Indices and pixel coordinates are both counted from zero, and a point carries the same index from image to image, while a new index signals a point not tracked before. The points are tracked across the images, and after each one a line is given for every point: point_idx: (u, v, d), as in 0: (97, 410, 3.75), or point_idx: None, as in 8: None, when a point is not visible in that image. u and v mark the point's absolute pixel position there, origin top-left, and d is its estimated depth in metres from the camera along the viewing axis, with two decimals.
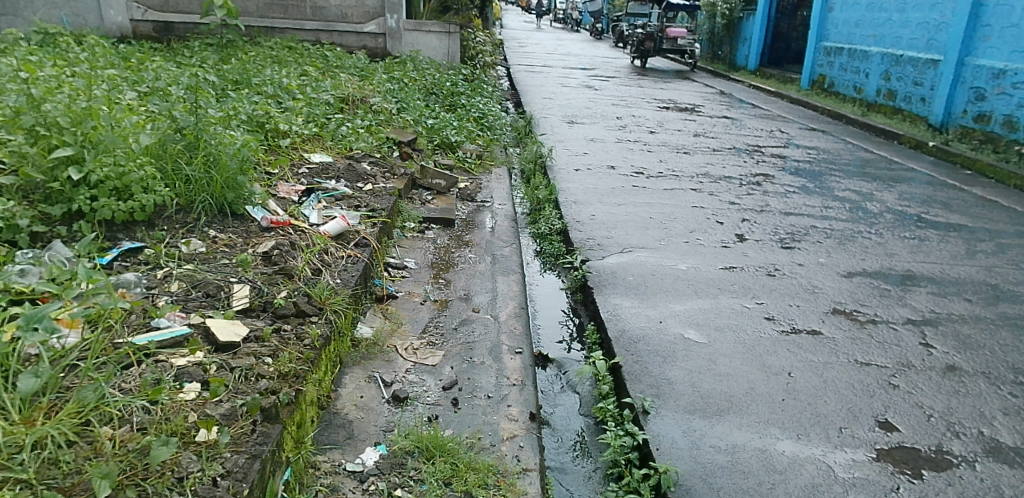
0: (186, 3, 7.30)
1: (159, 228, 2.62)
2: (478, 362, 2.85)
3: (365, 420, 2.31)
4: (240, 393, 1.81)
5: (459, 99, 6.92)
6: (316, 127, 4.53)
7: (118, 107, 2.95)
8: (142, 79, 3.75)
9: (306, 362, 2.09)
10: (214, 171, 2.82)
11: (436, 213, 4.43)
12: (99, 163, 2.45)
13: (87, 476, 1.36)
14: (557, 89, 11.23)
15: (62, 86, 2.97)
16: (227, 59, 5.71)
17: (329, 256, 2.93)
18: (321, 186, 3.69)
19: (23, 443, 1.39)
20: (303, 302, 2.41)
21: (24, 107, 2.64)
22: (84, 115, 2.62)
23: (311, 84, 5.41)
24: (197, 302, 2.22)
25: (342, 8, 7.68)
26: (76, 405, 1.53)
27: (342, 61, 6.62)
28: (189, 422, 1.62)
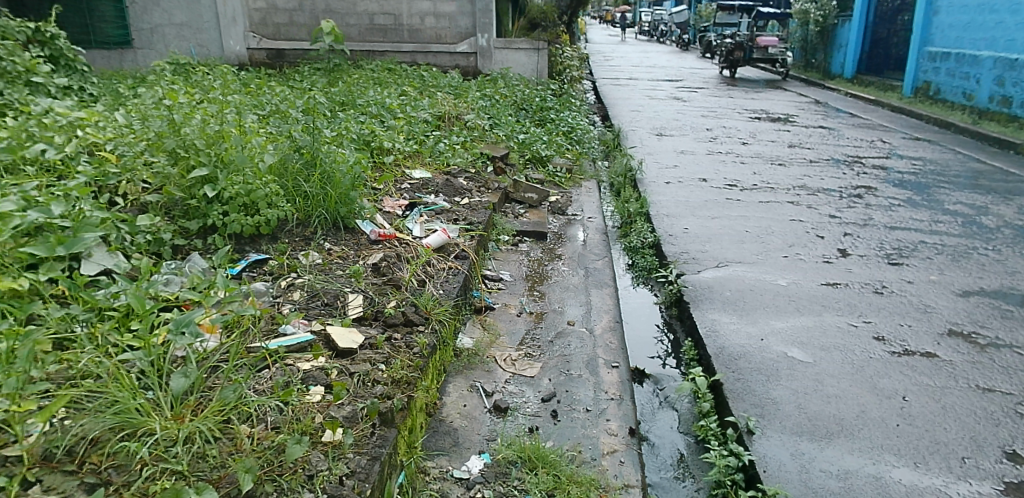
0: (296, 31, 7.83)
1: (280, 241, 2.81)
2: (575, 375, 2.85)
3: (469, 429, 2.37)
4: (359, 397, 1.91)
5: (549, 114, 6.99)
6: (415, 144, 4.72)
7: (245, 129, 3.21)
8: (262, 102, 4.06)
9: (416, 369, 2.18)
10: (329, 188, 3.01)
11: (529, 227, 4.48)
12: (231, 182, 2.70)
13: (232, 470, 1.46)
14: (645, 102, 11.13)
15: (198, 111, 3.27)
16: (334, 82, 6.05)
17: (432, 267, 3.04)
18: (422, 201, 3.83)
19: (176, 438, 1.50)
20: (411, 312, 2.52)
21: (167, 133, 2.94)
22: (216, 138, 2.90)
23: (411, 104, 5.64)
24: (317, 310, 2.37)
25: (437, 30, 7.97)
26: (219, 404, 1.65)
27: (438, 80, 6.86)
28: (317, 423, 1.72)
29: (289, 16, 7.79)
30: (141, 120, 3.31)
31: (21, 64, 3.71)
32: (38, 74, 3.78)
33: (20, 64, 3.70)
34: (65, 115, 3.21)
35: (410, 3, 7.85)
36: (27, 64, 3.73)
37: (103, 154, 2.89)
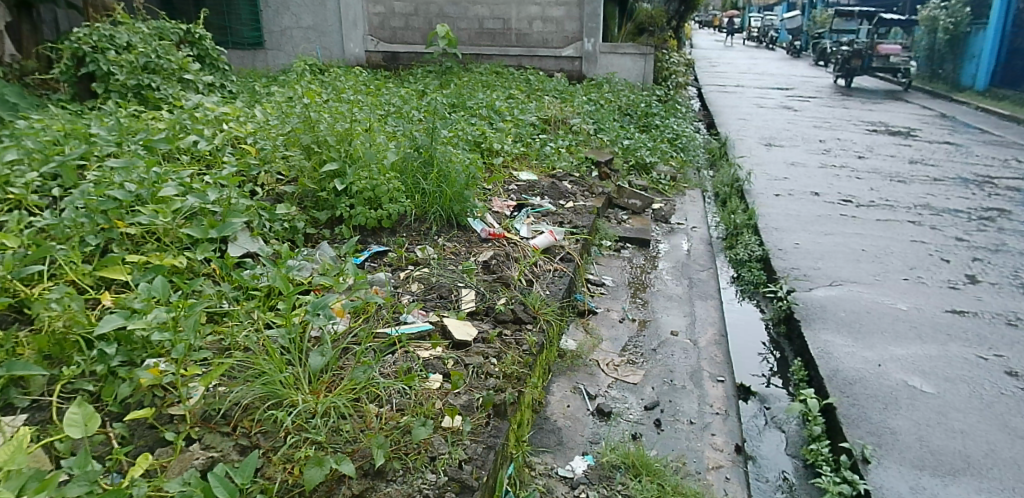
0: (411, 34, 8.06)
1: (399, 235, 2.95)
2: (679, 386, 2.81)
3: (573, 429, 2.40)
4: (474, 388, 1.98)
5: (654, 120, 6.89)
6: (523, 146, 4.79)
7: (371, 127, 3.40)
8: (384, 102, 4.26)
9: (525, 366, 2.23)
10: (445, 186, 3.13)
11: (632, 233, 4.43)
12: (358, 177, 2.89)
13: (365, 445, 1.57)
14: (754, 110, 10.73)
15: (330, 109, 3.49)
16: (446, 84, 6.25)
17: (539, 268, 3.08)
18: (529, 202, 3.89)
19: (315, 411, 1.62)
20: (520, 309, 2.57)
21: (303, 131, 3.18)
22: (345, 136, 3.11)
23: (518, 107, 5.74)
24: (433, 302, 2.48)
25: (544, 34, 7.98)
26: (351, 383, 1.77)
27: (544, 84, 6.92)
28: (437, 409, 1.81)
29: (405, 20, 8.01)
30: (277, 118, 3.56)
31: (175, 62, 4.06)
32: (189, 71, 4.12)
33: (174, 63, 4.05)
34: (213, 110, 3.49)
35: (519, 8, 7.92)
36: (180, 62, 4.08)
37: (244, 147, 3.13)
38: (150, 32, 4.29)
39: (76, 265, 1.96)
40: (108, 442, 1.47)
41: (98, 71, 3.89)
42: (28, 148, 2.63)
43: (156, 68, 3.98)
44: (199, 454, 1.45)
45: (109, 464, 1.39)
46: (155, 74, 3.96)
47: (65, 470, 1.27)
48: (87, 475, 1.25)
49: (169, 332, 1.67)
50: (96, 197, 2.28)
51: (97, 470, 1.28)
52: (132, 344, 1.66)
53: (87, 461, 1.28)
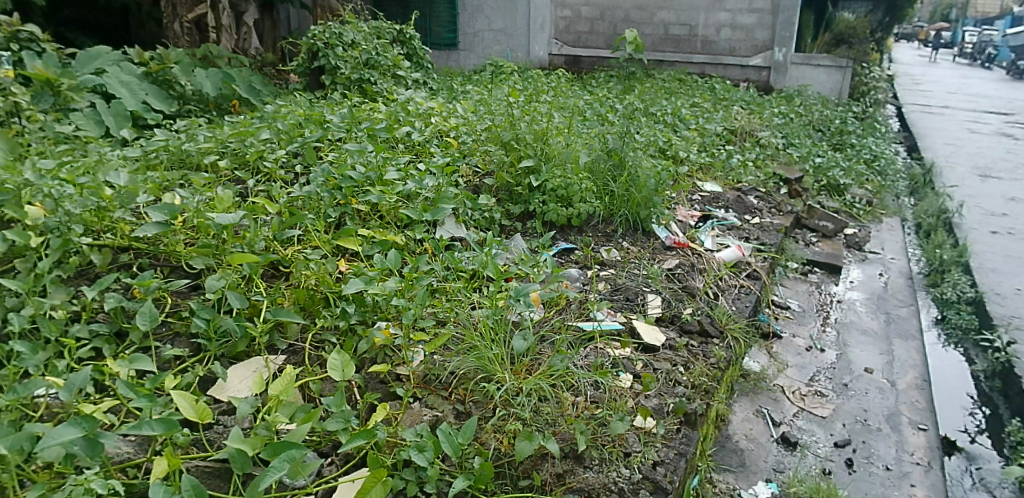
0: (594, 39, 8.09)
1: (586, 234, 3.02)
2: (874, 427, 2.59)
3: (756, 454, 2.31)
4: (664, 393, 1.97)
5: (848, 138, 6.35)
6: (709, 157, 4.67)
7: (564, 128, 3.48)
8: (573, 102, 4.35)
9: (714, 379, 2.17)
10: (634, 190, 3.11)
11: (821, 257, 4.12)
12: (553, 175, 3.00)
13: (565, 429, 1.66)
14: (965, 135, 9.52)
15: (528, 110, 3.63)
16: (628, 90, 6.23)
17: (724, 283, 2.96)
18: (713, 214, 3.77)
19: (519, 390, 1.75)
20: (707, 322, 2.50)
21: (502, 129, 3.36)
22: (541, 136, 3.25)
23: (703, 116, 5.58)
24: (620, 303, 2.49)
25: (731, 42, 7.58)
26: (549, 369, 1.85)
27: (730, 93, 6.66)
28: (630, 407, 1.82)
29: (591, 24, 8.07)
30: (476, 115, 3.76)
31: (390, 59, 4.45)
32: (402, 68, 4.48)
33: (389, 59, 4.44)
34: (421, 105, 3.74)
35: (708, 14, 7.59)
36: (394, 60, 4.47)
37: (448, 139, 3.33)
38: (371, 31, 4.66)
39: (319, 233, 2.28)
40: (351, 390, 1.73)
41: (327, 65, 4.34)
42: (278, 129, 3.00)
43: (375, 64, 4.39)
44: (425, 411, 1.66)
45: (354, 408, 1.65)
46: (374, 70, 4.38)
47: (325, 407, 1.56)
48: (342, 414, 1.53)
49: (402, 299, 1.96)
50: (336, 175, 2.60)
51: (349, 412, 1.55)
52: (366, 307, 1.94)
53: (343, 402, 1.55)
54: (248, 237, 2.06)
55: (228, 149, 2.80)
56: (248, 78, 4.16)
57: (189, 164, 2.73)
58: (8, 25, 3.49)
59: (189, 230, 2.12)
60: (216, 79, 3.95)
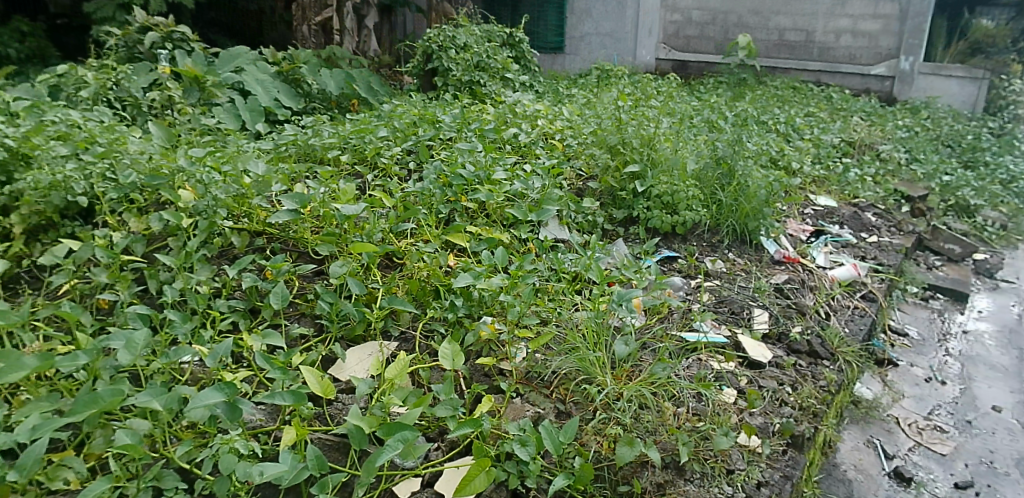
0: (704, 43, 7.80)
1: (690, 243, 2.96)
2: (1001, 471, 2.36)
3: (865, 485, 2.19)
4: (770, 412, 1.92)
5: (983, 156, 5.51)
6: (823, 170, 4.45)
7: (672, 134, 3.42)
8: (683, 108, 4.27)
9: (823, 403, 2.08)
10: (743, 200, 3.01)
11: (947, 283, 3.81)
12: (659, 181, 2.95)
13: (667, 439, 1.65)
14: None
15: (636, 114, 3.59)
16: (738, 97, 6.04)
17: (836, 303, 2.80)
18: (827, 230, 3.59)
19: (619, 395, 1.75)
20: (817, 343, 2.39)
21: (608, 132, 3.30)
22: (648, 141, 3.17)
23: (819, 126, 5.32)
24: (724, 317, 2.43)
25: (852, 49, 7.02)
26: (650, 377, 1.83)
27: (849, 103, 6.31)
28: (733, 423, 1.78)
29: (701, 29, 7.76)
30: (582, 118, 3.74)
31: (500, 62, 4.55)
32: (510, 71, 4.56)
33: (498, 62, 4.54)
34: (528, 106, 3.72)
35: (828, 20, 7.09)
36: (503, 62, 4.57)
37: (553, 142, 3.33)
38: (482, 34, 4.74)
39: (430, 228, 2.41)
40: (458, 382, 1.83)
41: (439, 67, 4.50)
42: (394, 128, 3.16)
43: (485, 66, 4.50)
44: (528, 407, 1.72)
45: (461, 398, 1.74)
46: (484, 72, 4.48)
47: (435, 393, 1.67)
48: (451, 402, 1.62)
49: (510, 294, 2.04)
50: (448, 173, 2.69)
51: (457, 400, 1.63)
52: (473, 301, 2.04)
53: (451, 391, 1.66)
54: (367, 229, 2.28)
55: (349, 145, 2.97)
56: (367, 78, 4.35)
57: (314, 157, 2.92)
58: (166, 26, 3.86)
59: (315, 219, 2.34)
60: (339, 79, 4.18)
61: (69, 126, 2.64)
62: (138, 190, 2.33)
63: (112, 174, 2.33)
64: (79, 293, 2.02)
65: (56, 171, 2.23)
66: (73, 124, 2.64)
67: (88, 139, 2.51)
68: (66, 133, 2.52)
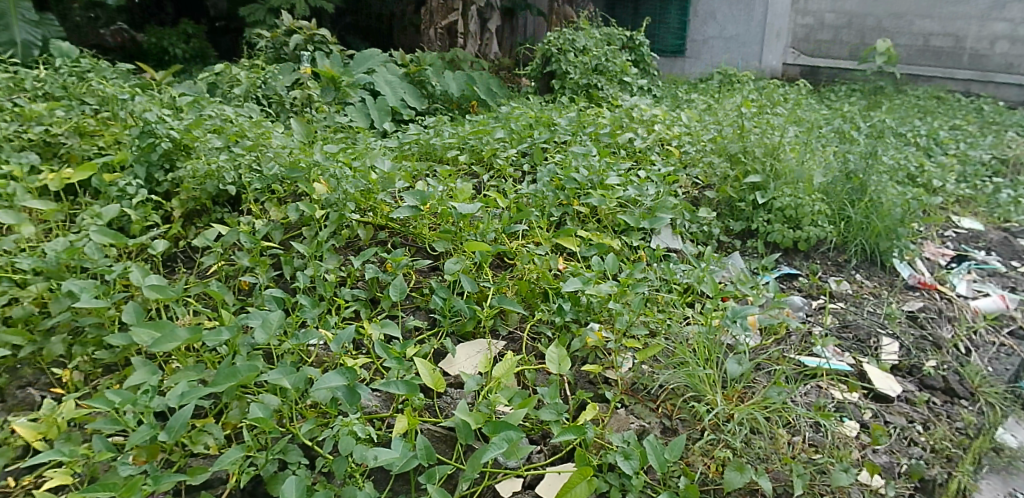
0: (837, 48, 7.33)
1: (813, 261, 2.80)
2: None
3: None
4: (896, 451, 1.78)
5: None
6: (971, 189, 4.05)
7: (799, 144, 3.24)
8: (812, 117, 4.03)
9: (961, 447, 1.89)
10: (874, 217, 2.78)
11: None
12: (782, 194, 2.80)
13: (781, 468, 1.58)
14: None
15: (760, 122, 3.42)
16: (874, 106, 5.62)
17: (979, 338, 2.54)
18: (971, 255, 3.27)
19: (730, 417, 1.70)
20: (954, 380, 2.18)
21: (729, 140, 3.17)
22: (773, 150, 3.04)
23: (967, 140, 4.84)
24: (849, 344, 2.26)
25: (1010, 57, 6.33)
26: (764, 401, 1.75)
27: (1004, 116, 5.69)
28: (854, 458, 1.68)
29: (835, 33, 7.31)
30: (701, 124, 3.60)
31: (618, 65, 4.50)
32: (629, 74, 4.50)
33: (617, 66, 4.49)
34: (645, 111, 3.64)
35: (982, 24, 6.44)
36: (622, 66, 4.51)
37: (670, 148, 3.22)
38: (602, 38, 4.71)
39: (542, 231, 2.44)
40: (563, 387, 1.85)
41: (558, 70, 4.53)
42: (511, 130, 3.21)
43: (603, 70, 4.47)
44: (633, 420, 1.72)
45: (565, 403, 1.76)
46: (602, 75, 4.46)
47: (540, 396, 1.68)
48: (555, 406, 1.63)
49: (619, 303, 2.02)
50: (561, 176, 2.69)
51: (562, 406, 1.65)
52: (581, 307, 2.05)
53: (556, 395, 1.66)
54: (481, 228, 2.35)
55: (468, 146, 3.06)
56: (487, 81, 4.47)
57: (434, 156, 3.03)
58: (309, 29, 4.14)
59: (434, 216, 2.43)
60: (461, 81, 4.34)
61: (223, 120, 2.92)
62: (278, 182, 2.53)
63: (257, 166, 2.56)
64: (224, 273, 2.24)
65: (211, 162, 2.51)
66: (227, 119, 2.91)
67: (239, 133, 2.76)
68: (220, 126, 2.79)
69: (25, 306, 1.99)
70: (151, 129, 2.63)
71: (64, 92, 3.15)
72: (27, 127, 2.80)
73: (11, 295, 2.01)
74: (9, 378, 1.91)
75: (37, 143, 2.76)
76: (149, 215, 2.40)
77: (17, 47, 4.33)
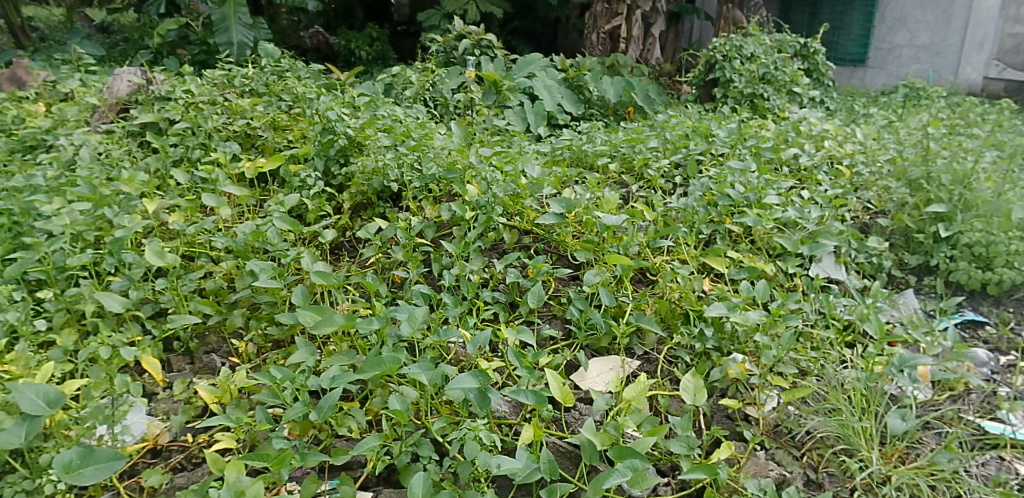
0: None
1: (1006, 309, 2.42)
2: None
3: None
4: None
5: None
6: None
7: (1001, 171, 2.81)
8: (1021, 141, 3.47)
9: None
10: None
11: None
12: (972, 228, 2.44)
13: None
14: None
15: (954, 144, 3.01)
16: None
17: None
18: None
19: (887, 479, 1.58)
20: None
21: (912, 163, 2.83)
22: (964, 178, 2.63)
23: None
24: None
25: None
26: (930, 466, 1.59)
27: None
28: None
29: None
30: (880, 142, 3.24)
31: (789, 74, 4.18)
32: (799, 84, 4.18)
33: (788, 74, 4.17)
34: (816, 125, 3.35)
35: None
36: (793, 75, 4.18)
37: (840, 167, 2.94)
38: (773, 44, 4.41)
39: (689, 248, 2.35)
40: (697, 420, 1.80)
41: (721, 78, 4.32)
42: (666, 139, 3.10)
43: (772, 79, 4.19)
44: (772, 466, 1.66)
45: (698, 436, 1.72)
46: (769, 84, 4.18)
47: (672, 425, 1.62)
48: (687, 439, 1.58)
49: (766, 335, 1.89)
50: (714, 191, 2.55)
51: (694, 440, 1.58)
52: (724, 334, 1.94)
53: (688, 427, 1.60)
54: (625, 240, 2.31)
55: (620, 154, 3.02)
56: (646, 87, 4.44)
57: (585, 163, 3.04)
58: (477, 34, 4.32)
59: (578, 224, 2.44)
60: (619, 87, 4.33)
61: (393, 120, 3.13)
62: (436, 182, 2.65)
63: (418, 165, 2.70)
64: (381, 265, 2.40)
65: (378, 160, 2.70)
66: (396, 119, 3.11)
67: (406, 132, 2.94)
68: (390, 126, 2.99)
69: (217, 280, 2.28)
70: (331, 126, 2.87)
71: (265, 89, 3.55)
72: (234, 120, 3.20)
73: (207, 269, 2.32)
74: (199, 343, 2.19)
75: (240, 135, 3.15)
76: (322, 206, 2.63)
77: (234, 47, 4.95)
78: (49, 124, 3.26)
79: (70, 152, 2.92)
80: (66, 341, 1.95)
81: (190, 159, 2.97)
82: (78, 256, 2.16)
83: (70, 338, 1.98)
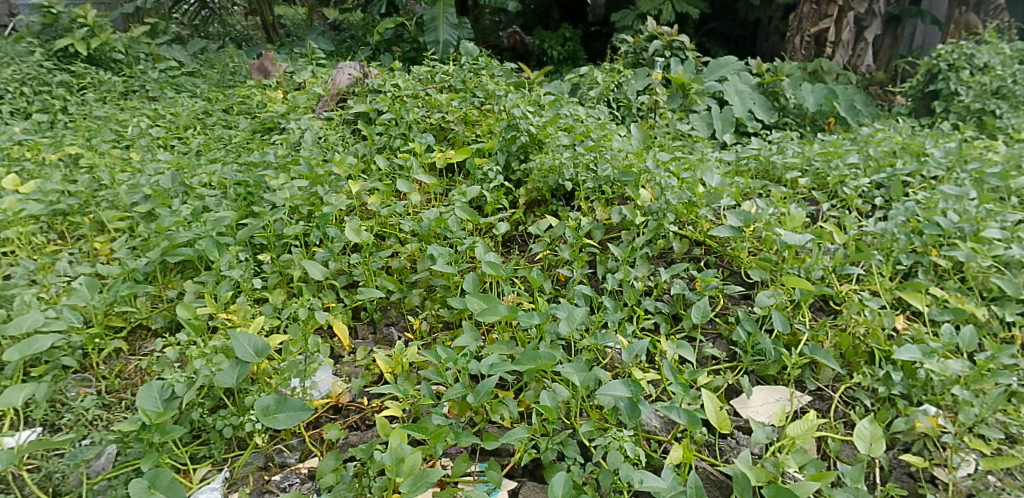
0: None
1: None
2: None
3: None
4: None
5: None
6: None
7: None
8: None
9: None
10: None
11: None
12: None
13: None
14: None
15: None
16: None
17: None
18: None
19: None
20: None
21: None
22: None
23: None
24: None
25: None
26: None
27: None
28: None
29: None
30: None
31: None
32: None
33: None
34: None
35: None
36: None
37: None
38: (1015, 53, 3.79)
39: (883, 279, 2.11)
40: (871, 472, 1.63)
41: (944, 90, 3.83)
42: (868, 155, 2.80)
43: (1009, 94, 3.61)
44: None
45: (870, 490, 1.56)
46: (1005, 100, 3.61)
47: (840, 473, 1.51)
48: (856, 491, 1.46)
49: (967, 391, 1.66)
50: (921, 218, 2.26)
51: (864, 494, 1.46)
52: (916, 382, 1.74)
53: (859, 478, 1.48)
54: (808, 262, 2.14)
55: (812, 168, 2.78)
56: (851, 97, 4.10)
57: (772, 176, 2.84)
58: (670, 34, 4.22)
59: (756, 240, 2.31)
60: (820, 95, 4.03)
61: (575, 120, 3.18)
62: (610, 183, 2.65)
63: (594, 166, 2.71)
64: (547, 262, 2.45)
65: (556, 158, 2.76)
66: (578, 119, 3.16)
67: (585, 133, 2.98)
68: (571, 125, 3.04)
69: (402, 260, 2.49)
70: (515, 123, 2.97)
71: (462, 85, 3.78)
72: (431, 113, 3.46)
73: (395, 249, 2.54)
74: (381, 315, 2.41)
75: (435, 127, 3.40)
76: (500, 199, 2.75)
77: (440, 45, 5.34)
78: (284, 109, 3.77)
79: (296, 135, 3.36)
80: (276, 300, 2.26)
81: (391, 147, 3.26)
82: (293, 226, 2.48)
83: (279, 297, 2.28)
